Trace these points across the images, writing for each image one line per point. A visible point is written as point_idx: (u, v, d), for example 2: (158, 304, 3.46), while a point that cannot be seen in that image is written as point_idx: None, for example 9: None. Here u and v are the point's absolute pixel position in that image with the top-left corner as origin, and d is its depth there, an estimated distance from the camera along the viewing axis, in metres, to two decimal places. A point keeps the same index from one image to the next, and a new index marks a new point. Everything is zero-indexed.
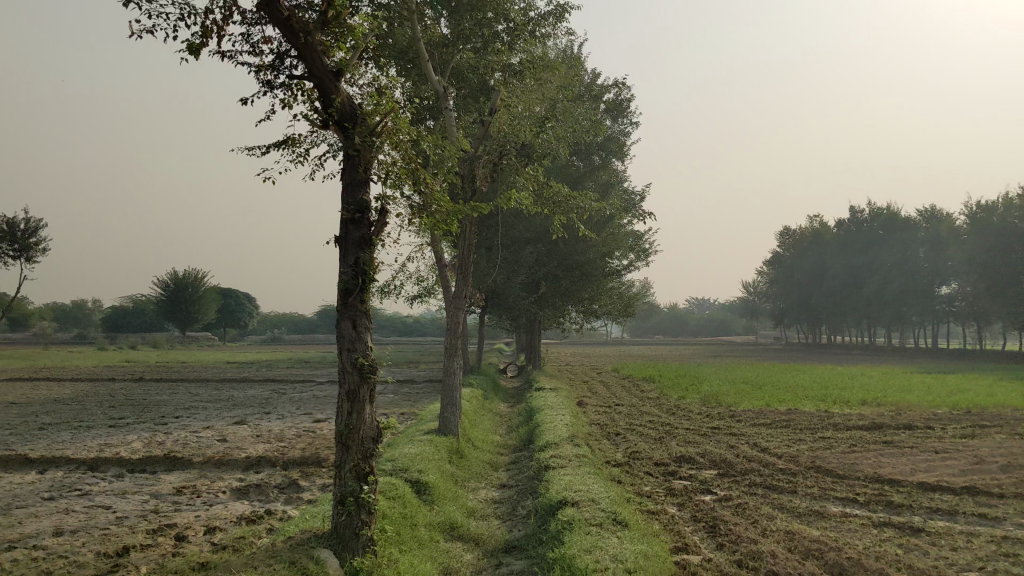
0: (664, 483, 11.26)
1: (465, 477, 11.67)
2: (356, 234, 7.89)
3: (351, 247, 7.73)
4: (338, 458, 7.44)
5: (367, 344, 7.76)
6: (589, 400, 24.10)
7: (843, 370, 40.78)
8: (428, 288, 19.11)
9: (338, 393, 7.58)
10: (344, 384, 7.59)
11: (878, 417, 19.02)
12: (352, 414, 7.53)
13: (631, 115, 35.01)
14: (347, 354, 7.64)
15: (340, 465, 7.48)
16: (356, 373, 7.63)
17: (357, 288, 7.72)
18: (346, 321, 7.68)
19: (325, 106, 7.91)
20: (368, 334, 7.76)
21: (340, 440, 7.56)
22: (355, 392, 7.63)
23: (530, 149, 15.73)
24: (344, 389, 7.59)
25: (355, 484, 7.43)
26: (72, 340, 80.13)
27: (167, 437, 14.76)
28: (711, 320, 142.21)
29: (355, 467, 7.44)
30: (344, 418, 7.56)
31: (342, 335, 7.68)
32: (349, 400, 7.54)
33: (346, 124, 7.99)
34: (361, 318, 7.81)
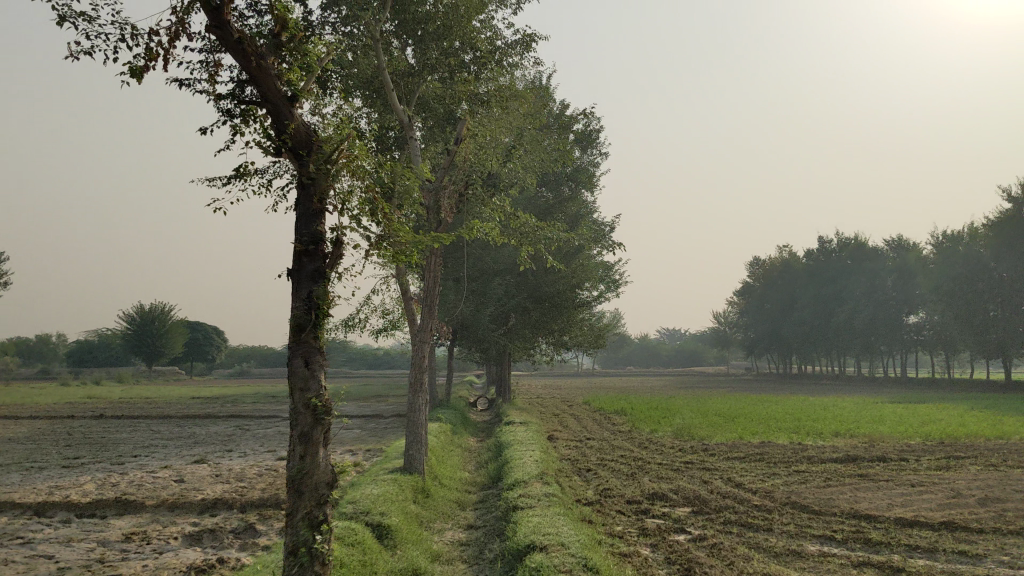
0: (637, 522, 10.90)
1: (431, 518, 11.27)
2: (310, 266, 7.66)
3: (306, 281, 7.51)
4: (290, 505, 7.17)
5: (322, 383, 7.51)
6: (561, 433, 23.75)
7: (815, 400, 40.73)
8: (394, 321, 18.74)
9: (290, 435, 7.33)
10: (298, 425, 7.35)
11: (852, 449, 18.80)
12: (305, 458, 7.27)
13: (600, 146, 35.02)
14: (301, 395, 7.39)
15: (292, 513, 7.20)
16: (310, 414, 7.40)
17: (311, 324, 7.50)
18: (299, 359, 7.44)
19: (278, 132, 7.70)
20: (323, 373, 7.51)
21: (293, 485, 7.29)
22: (309, 435, 7.39)
23: (498, 180, 15.55)
24: (298, 432, 7.34)
25: (308, 533, 7.13)
26: (34, 375, 78.70)
27: (122, 478, 14.23)
28: (682, 351, 142.46)
29: (308, 515, 7.17)
30: (297, 462, 7.30)
31: (295, 374, 7.43)
32: (303, 443, 7.29)
33: (301, 151, 7.78)
34: (316, 356, 7.57)
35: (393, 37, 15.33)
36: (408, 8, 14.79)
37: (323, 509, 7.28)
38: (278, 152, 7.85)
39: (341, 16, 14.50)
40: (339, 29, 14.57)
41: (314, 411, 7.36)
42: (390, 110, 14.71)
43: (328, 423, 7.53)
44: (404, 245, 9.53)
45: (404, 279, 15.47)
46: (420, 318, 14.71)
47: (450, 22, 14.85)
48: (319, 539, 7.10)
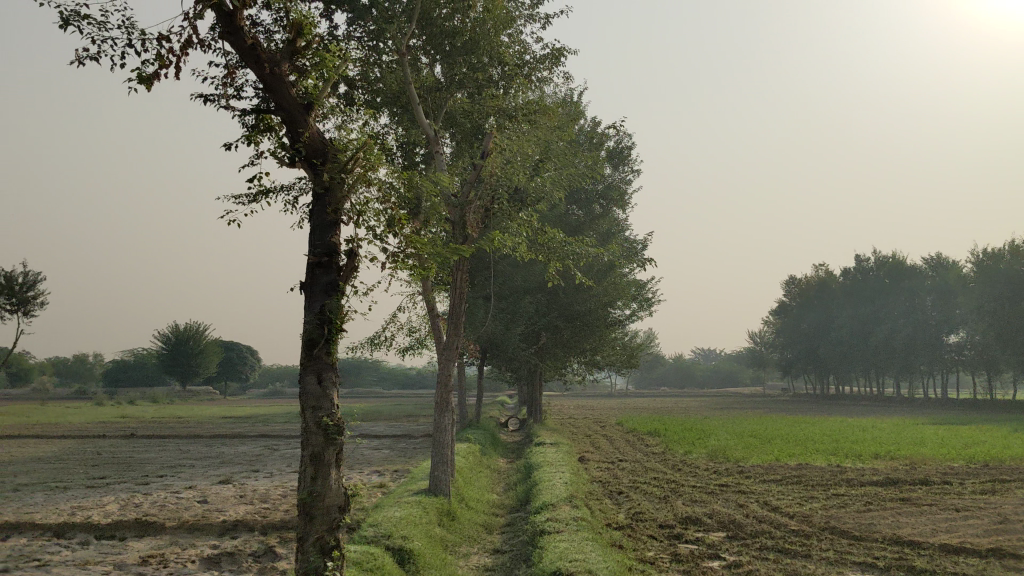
0: (669, 547, 10.50)
1: (456, 542, 10.95)
2: (323, 279, 7.60)
3: (318, 294, 7.44)
4: (301, 530, 7.06)
5: (333, 402, 7.44)
6: (592, 454, 23.35)
7: (853, 421, 39.91)
8: (421, 339, 18.50)
9: (301, 456, 7.26)
10: (309, 446, 7.28)
11: (893, 472, 18.22)
12: (316, 480, 7.20)
13: (632, 163, 34.71)
14: (313, 414, 7.33)
15: (303, 538, 7.09)
16: (321, 434, 7.33)
17: (323, 339, 7.43)
18: (311, 378, 7.38)
19: (293, 141, 7.70)
20: (335, 392, 7.45)
21: (302, 509, 7.20)
22: (320, 455, 7.30)
23: (525, 195, 15.28)
24: (309, 453, 7.27)
25: (318, 558, 7.02)
26: (71, 395, 79.42)
27: (145, 498, 14.06)
28: (716, 372, 141.12)
29: (318, 540, 7.06)
30: (309, 484, 7.23)
31: (306, 393, 7.37)
32: (314, 465, 7.22)
33: (315, 161, 7.76)
34: (327, 374, 7.50)
35: (420, 52, 15.14)
36: (435, 22, 14.57)
37: (334, 532, 7.19)
38: (292, 162, 7.83)
39: (367, 31, 14.36)
40: (366, 44, 14.50)
41: (326, 431, 7.29)
42: (414, 126, 14.60)
43: (340, 443, 7.44)
44: (423, 257, 9.43)
45: (431, 296, 15.24)
46: (446, 335, 14.48)
47: (477, 37, 14.64)
48: (330, 565, 7.01)
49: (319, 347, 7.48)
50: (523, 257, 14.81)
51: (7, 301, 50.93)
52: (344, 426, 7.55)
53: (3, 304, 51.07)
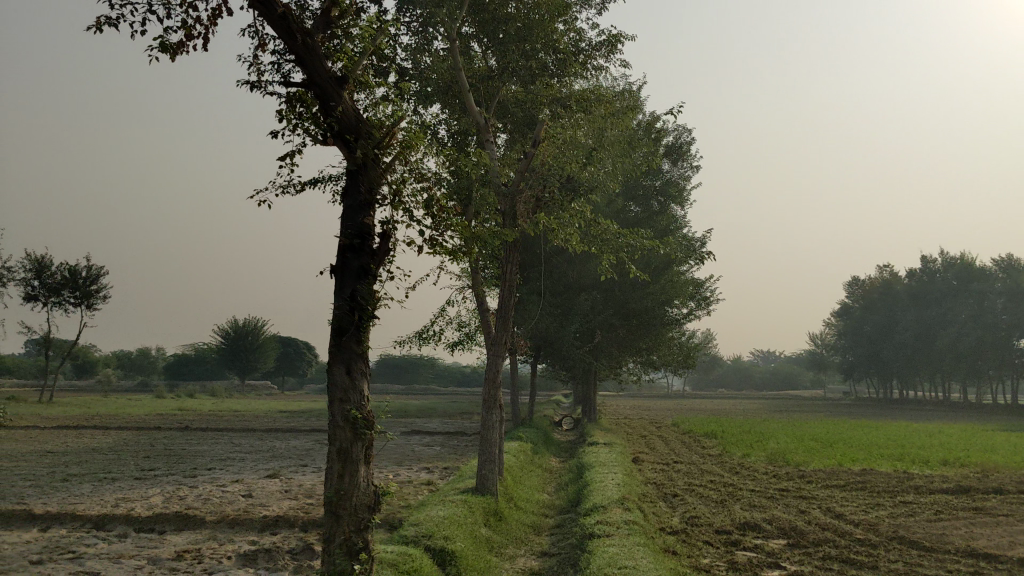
0: (725, 554, 9.95)
1: (502, 544, 10.51)
2: (355, 264, 7.31)
3: (349, 280, 7.15)
4: (328, 531, 6.79)
5: (363, 394, 7.16)
6: (647, 455, 22.83)
7: (918, 427, 38.76)
8: (470, 334, 18.14)
9: (328, 452, 6.99)
10: (336, 442, 7.01)
11: (964, 479, 17.37)
12: (344, 478, 6.93)
13: (691, 158, 33.94)
14: (340, 408, 7.05)
15: (329, 539, 6.83)
16: (349, 429, 7.06)
17: (353, 328, 7.15)
18: (340, 368, 7.11)
19: (326, 115, 7.41)
20: (364, 384, 7.16)
21: (329, 509, 6.93)
22: (348, 451, 7.03)
23: (577, 183, 14.62)
24: (337, 449, 7.00)
25: (345, 561, 6.75)
26: (133, 388, 80.83)
27: (190, 492, 13.89)
28: (775, 374, 139.00)
29: (345, 541, 6.80)
30: (336, 482, 6.97)
31: (334, 384, 7.10)
32: (343, 462, 6.96)
33: (349, 137, 7.46)
34: (356, 363, 7.23)
35: (472, 39, 14.86)
36: (487, 7, 14.29)
37: (361, 534, 6.92)
38: (325, 139, 7.52)
39: (417, 16, 14.16)
40: (415, 31, 14.35)
41: (354, 425, 7.02)
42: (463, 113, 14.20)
43: (369, 438, 7.17)
44: (468, 248, 9.02)
45: (481, 289, 14.79)
46: (496, 329, 14.09)
47: (531, 23, 14.18)
48: (357, 569, 6.75)
49: (349, 336, 7.20)
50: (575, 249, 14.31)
51: (71, 294, 51.86)
52: (374, 420, 7.28)
53: (67, 297, 52.03)
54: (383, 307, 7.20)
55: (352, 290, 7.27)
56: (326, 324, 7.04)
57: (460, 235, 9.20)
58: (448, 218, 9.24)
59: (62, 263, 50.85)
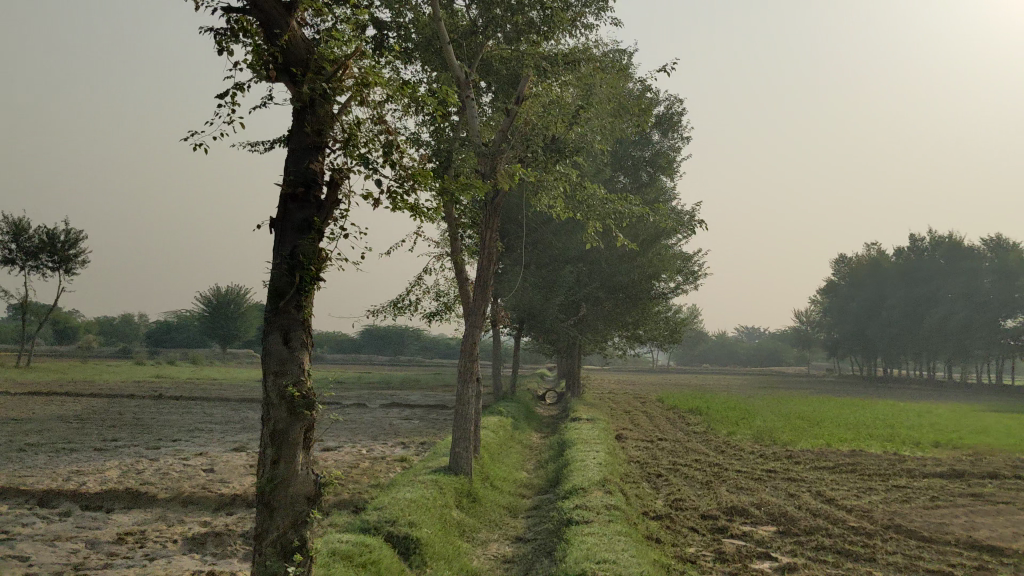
0: (712, 543, 9.30)
1: (474, 527, 9.86)
2: (297, 215, 6.54)
3: (290, 233, 6.39)
4: (260, 525, 6.06)
5: (302, 368, 6.44)
6: (631, 431, 22.22)
7: (903, 406, 38.48)
8: (448, 305, 17.44)
9: (261, 432, 6.24)
10: (271, 422, 6.26)
11: (956, 463, 16.82)
12: (278, 463, 6.19)
13: (682, 130, 33.12)
14: (276, 381, 6.33)
15: (261, 534, 6.10)
16: (286, 406, 6.32)
17: (293, 290, 6.41)
18: (277, 336, 6.39)
19: (270, 41, 6.60)
20: (304, 356, 6.44)
21: (261, 500, 6.20)
22: (284, 432, 6.30)
23: (562, 145, 13.42)
24: (271, 430, 6.26)
25: (278, 559, 6.03)
26: (114, 355, 79.93)
27: (149, 465, 13.17)
28: (759, 350, 139.07)
29: (279, 537, 6.06)
30: (270, 470, 6.22)
31: (271, 355, 6.37)
32: (277, 447, 6.23)
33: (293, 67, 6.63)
34: (296, 332, 6.49)
35: None
36: None
37: (299, 530, 6.18)
38: (270, 71, 6.69)
39: None
40: None
41: (291, 403, 6.29)
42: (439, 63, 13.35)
43: (310, 417, 6.42)
44: (434, 204, 8.19)
45: (460, 258, 14.00)
46: (472, 299, 13.35)
47: None
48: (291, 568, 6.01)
49: (288, 301, 6.46)
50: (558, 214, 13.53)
51: (48, 258, 50.82)
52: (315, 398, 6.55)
53: (45, 262, 51.02)
54: (328, 266, 6.49)
55: (293, 245, 6.53)
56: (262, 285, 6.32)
57: (423, 189, 8.35)
58: (413, 168, 8.37)
59: (40, 227, 49.76)
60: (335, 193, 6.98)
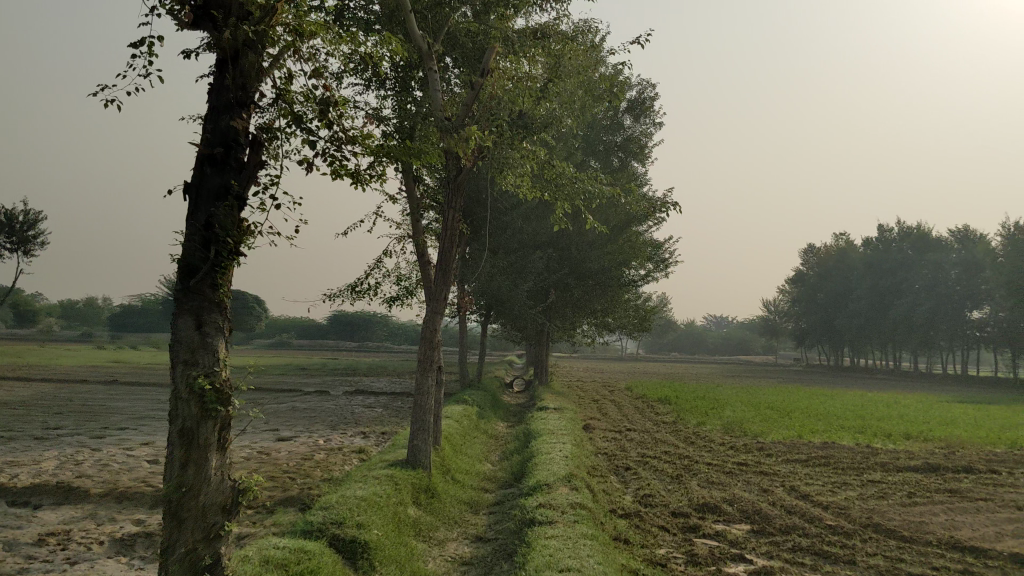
0: (684, 543, 8.76)
1: (431, 525, 9.27)
2: (213, 180, 5.90)
3: (203, 202, 5.74)
4: (168, 539, 5.54)
5: (215, 356, 5.85)
6: (599, 421, 21.73)
7: (872, 396, 38.37)
8: (409, 289, 16.82)
9: (169, 431, 5.67)
10: (181, 419, 5.70)
11: (930, 456, 16.47)
12: (188, 465, 5.64)
13: (654, 115, 32.61)
14: (185, 372, 5.73)
15: (169, 548, 5.59)
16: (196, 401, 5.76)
17: (206, 270, 5.79)
18: (188, 322, 5.79)
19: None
20: (216, 342, 5.86)
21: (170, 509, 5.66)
22: (193, 430, 5.74)
23: (528, 121, 12.69)
24: (180, 429, 5.68)
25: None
26: (74, 338, 78.37)
27: (88, 456, 12.43)
28: (727, 340, 139.67)
29: (188, 551, 5.56)
30: (178, 474, 5.68)
31: (181, 340, 5.76)
32: (188, 447, 5.68)
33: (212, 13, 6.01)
34: (209, 315, 5.92)
35: None
36: None
37: (209, 544, 5.70)
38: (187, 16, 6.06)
39: None
40: None
41: (202, 398, 5.71)
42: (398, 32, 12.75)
43: (225, 413, 5.90)
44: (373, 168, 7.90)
45: (422, 240, 13.31)
46: (433, 283, 12.68)
47: None
48: None
49: (201, 279, 5.88)
50: (519, 192, 13.01)
51: (6, 239, 49.47)
52: (230, 386, 5.99)
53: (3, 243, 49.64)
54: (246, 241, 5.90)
55: (209, 214, 5.91)
56: (172, 263, 5.72)
57: (362, 150, 8.02)
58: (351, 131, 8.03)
59: None
60: (258, 151, 6.32)
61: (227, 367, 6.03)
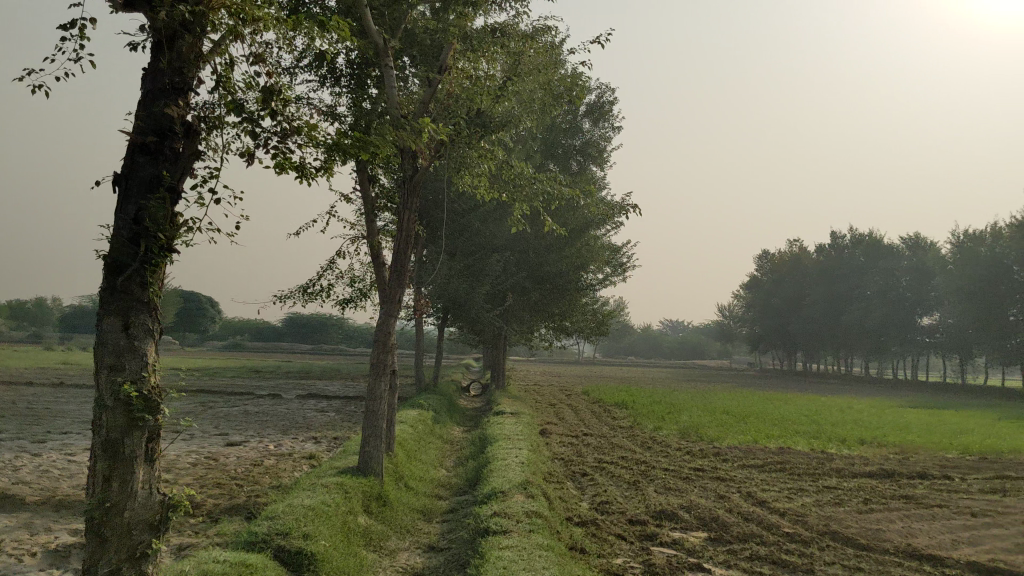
0: (641, 553, 8.59)
1: (382, 534, 9.01)
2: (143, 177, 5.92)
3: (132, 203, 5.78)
4: (90, 551, 5.64)
5: (141, 360, 5.93)
6: (556, 426, 21.56)
7: (827, 401, 38.61)
8: (363, 291, 16.53)
9: (93, 439, 5.75)
10: (104, 427, 5.79)
11: (885, 462, 16.52)
12: (112, 472, 5.73)
13: (612, 119, 32.62)
14: (109, 377, 5.81)
15: (92, 557, 5.68)
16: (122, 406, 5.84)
17: (133, 271, 5.85)
18: (114, 324, 5.86)
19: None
20: (144, 344, 5.94)
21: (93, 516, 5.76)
22: (117, 437, 5.82)
23: (486, 120, 12.45)
24: (104, 436, 5.77)
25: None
26: (21, 339, 76.62)
27: (26, 462, 11.97)
28: (683, 345, 140.59)
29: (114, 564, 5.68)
30: (101, 482, 5.77)
31: (106, 344, 5.82)
32: (113, 459, 5.77)
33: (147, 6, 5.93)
34: (137, 317, 5.98)
35: None
36: None
37: (137, 563, 5.79)
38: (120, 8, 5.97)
39: None
40: None
41: (128, 405, 5.80)
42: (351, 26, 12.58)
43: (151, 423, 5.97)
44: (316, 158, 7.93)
45: (377, 241, 13.01)
46: (387, 284, 12.39)
47: None
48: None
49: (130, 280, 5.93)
50: (477, 192, 12.76)
51: None
52: (158, 389, 6.08)
53: None
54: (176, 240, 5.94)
55: (139, 207, 5.94)
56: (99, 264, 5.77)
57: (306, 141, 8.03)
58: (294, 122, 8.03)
59: None
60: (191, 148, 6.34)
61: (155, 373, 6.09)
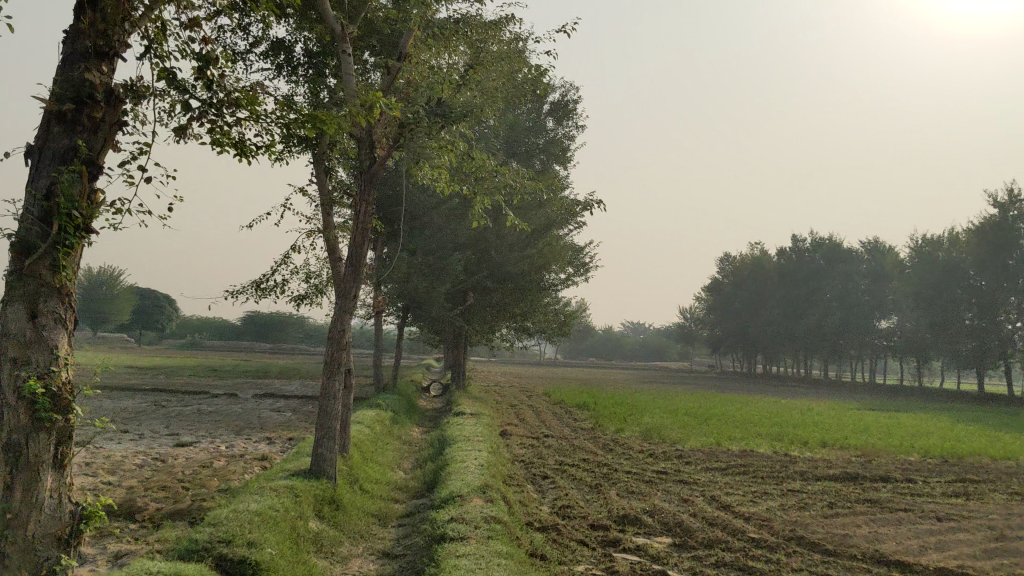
0: (604, 559, 8.29)
1: (334, 540, 8.62)
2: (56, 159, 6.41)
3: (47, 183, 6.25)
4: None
5: (49, 350, 6.31)
6: (517, 427, 21.24)
7: (788, 403, 38.69)
8: (319, 288, 16.13)
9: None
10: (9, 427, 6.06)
11: (848, 465, 16.39)
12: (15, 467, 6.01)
13: (576, 118, 32.42)
14: (14, 368, 6.13)
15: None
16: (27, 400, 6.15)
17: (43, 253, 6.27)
18: (23, 310, 6.23)
19: None
20: (51, 331, 6.33)
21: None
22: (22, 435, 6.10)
23: (447, 110, 11.99)
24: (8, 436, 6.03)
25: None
26: None
27: None
28: (644, 346, 140.96)
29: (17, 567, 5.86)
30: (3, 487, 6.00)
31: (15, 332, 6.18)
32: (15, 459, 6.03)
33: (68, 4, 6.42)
34: (45, 302, 6.39)
35: None
36: None
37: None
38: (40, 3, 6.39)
39: None
40: None
41: (33, 405, 6.12)
42: (307, 11, 12.25)
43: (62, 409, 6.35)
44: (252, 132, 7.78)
45: (332, 235, 12.59)
46: (342, 279, 12.02)
47: None
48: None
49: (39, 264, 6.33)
50: (436, 185, 12.35)
51: None
52: (65, 383, 6.45)
53: None
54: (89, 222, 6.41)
55: (50, 180, 6.44)
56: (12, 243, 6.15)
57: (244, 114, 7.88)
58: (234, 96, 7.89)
59: None
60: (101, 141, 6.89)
61: (65, 362, 6.46)
